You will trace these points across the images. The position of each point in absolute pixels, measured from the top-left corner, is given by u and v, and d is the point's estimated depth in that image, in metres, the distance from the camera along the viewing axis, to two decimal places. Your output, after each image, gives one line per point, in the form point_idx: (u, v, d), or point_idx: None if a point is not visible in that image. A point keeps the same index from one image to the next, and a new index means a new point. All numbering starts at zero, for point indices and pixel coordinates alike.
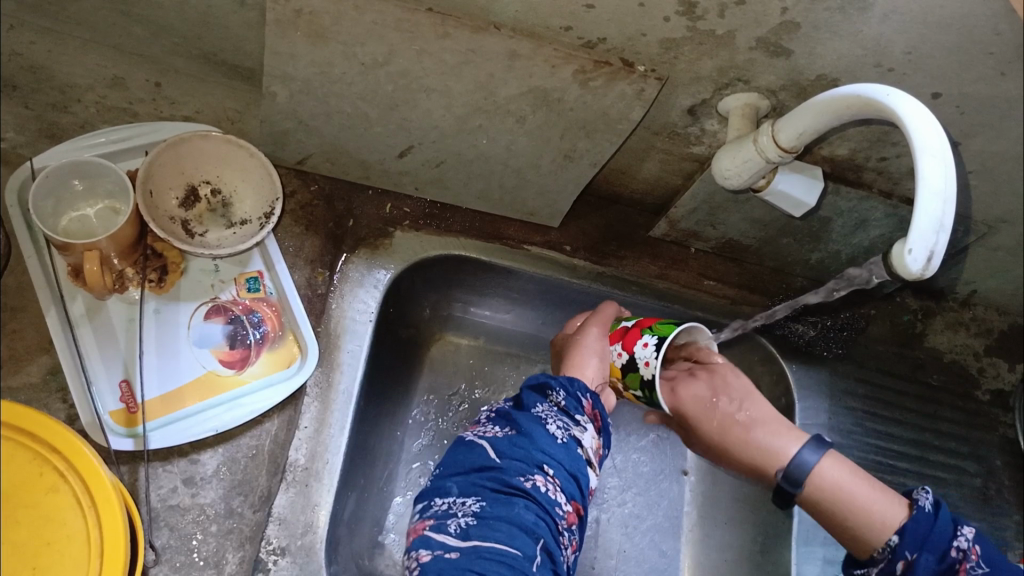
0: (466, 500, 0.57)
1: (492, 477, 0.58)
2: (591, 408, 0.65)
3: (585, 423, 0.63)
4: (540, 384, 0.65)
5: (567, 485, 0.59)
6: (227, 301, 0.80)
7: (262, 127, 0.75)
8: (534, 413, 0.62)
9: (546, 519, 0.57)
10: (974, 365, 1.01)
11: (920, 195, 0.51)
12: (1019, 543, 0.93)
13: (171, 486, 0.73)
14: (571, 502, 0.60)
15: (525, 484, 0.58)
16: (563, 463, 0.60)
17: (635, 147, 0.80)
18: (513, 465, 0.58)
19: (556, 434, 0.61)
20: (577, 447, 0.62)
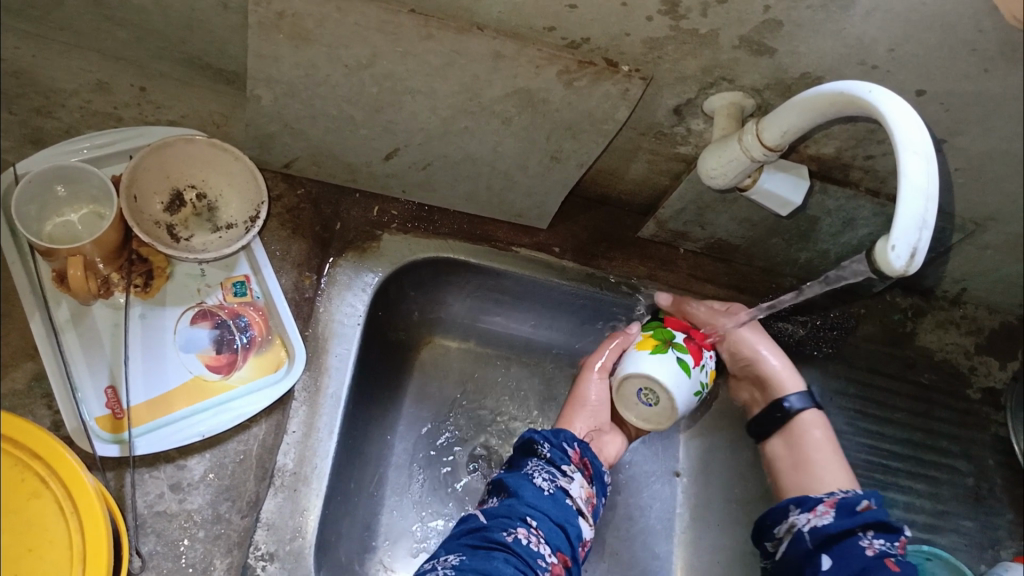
0: (449, 556, 0.62)
1: (478, 537, 0.63)
2: (578, 456, 0.73)
3: (571, 474, 0.70)
4: (528, 442, 0.73)
5: (550, 536, 0.64)
6: (214, 306, 0.79)
7: (248, 130, 0.74)
8: (522, 471, 0.69)
9: (527, 569, 0.60)
10: (964, 363, 1.01)
11: (902, 191, 0.52)
12: (1011, 541, 0.94)
13: (158, 492, 0.73)
14: (556, 554, 0.64)
15: (506, 538, 0.62)
16: (547, 515, 0.66)
17: (622, 148, 0.80)
18: (497, 523, 0.64)
19: (542, 487, 0.68)
20: (564, 497, 0.68)
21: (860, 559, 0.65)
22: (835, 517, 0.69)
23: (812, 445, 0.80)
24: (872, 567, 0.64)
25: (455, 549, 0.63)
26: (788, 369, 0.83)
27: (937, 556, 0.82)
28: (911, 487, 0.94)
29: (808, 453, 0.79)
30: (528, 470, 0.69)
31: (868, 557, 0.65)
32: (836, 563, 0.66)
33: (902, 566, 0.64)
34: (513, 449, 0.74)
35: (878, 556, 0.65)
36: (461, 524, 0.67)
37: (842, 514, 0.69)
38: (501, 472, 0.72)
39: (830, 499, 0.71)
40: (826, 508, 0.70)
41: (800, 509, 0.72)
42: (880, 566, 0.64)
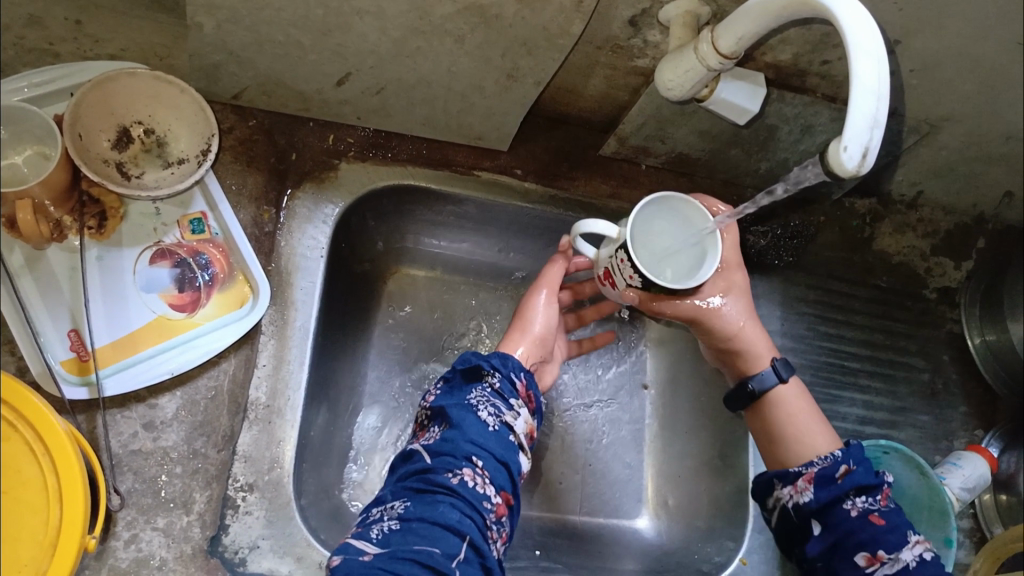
0: (394, 504, 0.60)
1: (422, 478, 0.61)
2: (524, 389, 0.71)
3: (517, 409, 0.68)
4: (475, 368, 0.69)
5: (495, 475, 0.62)
6: (172, 245, 0.77)
7: (192, 60, 0.72)
8: (466, 403, 0.65)
9: (472, 514, 0.59)
10: (921, 265, 1.03)
11: (855, 92, 0.52)
12: (964, 433, 0.98)
13: (132, 432, 0.71)
14: (500, 494, 0.62)
15: (452, 481, 0.60)
16: (491, 453, 0.63)
17: (579, 63, 0.79)
18: (442, 462, 0.61)
19: (487, 422, 0.64)
20: (508, 433, 0.65)
21: (846, 528, 0.65)
22: (816, 494, 0.67)
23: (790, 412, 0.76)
24: (857, 531, 0.64)
25: (400, 494, 0.61)
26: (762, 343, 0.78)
27: (895, 450, 0.85)
28: (869, 386, 0.98)
29: (784, 421, 0.75)
30: (473, 402, 0.66)
31: (852, 522, 0.65)
32: (825, 537, 0.66)
33: (887, 521, 0.64)
34: (457, 372, 0.69)
35: (862, 518, 0.65)
36: (405, 462, 0.64)
37: (822, 487, 0.67)
38: (441, 398, 0.67)
39: (808, 471, 0.68)
40: (805, 485, 0.68)
41: (782, 483, 0.70)
42: (865, 530, 0.64)
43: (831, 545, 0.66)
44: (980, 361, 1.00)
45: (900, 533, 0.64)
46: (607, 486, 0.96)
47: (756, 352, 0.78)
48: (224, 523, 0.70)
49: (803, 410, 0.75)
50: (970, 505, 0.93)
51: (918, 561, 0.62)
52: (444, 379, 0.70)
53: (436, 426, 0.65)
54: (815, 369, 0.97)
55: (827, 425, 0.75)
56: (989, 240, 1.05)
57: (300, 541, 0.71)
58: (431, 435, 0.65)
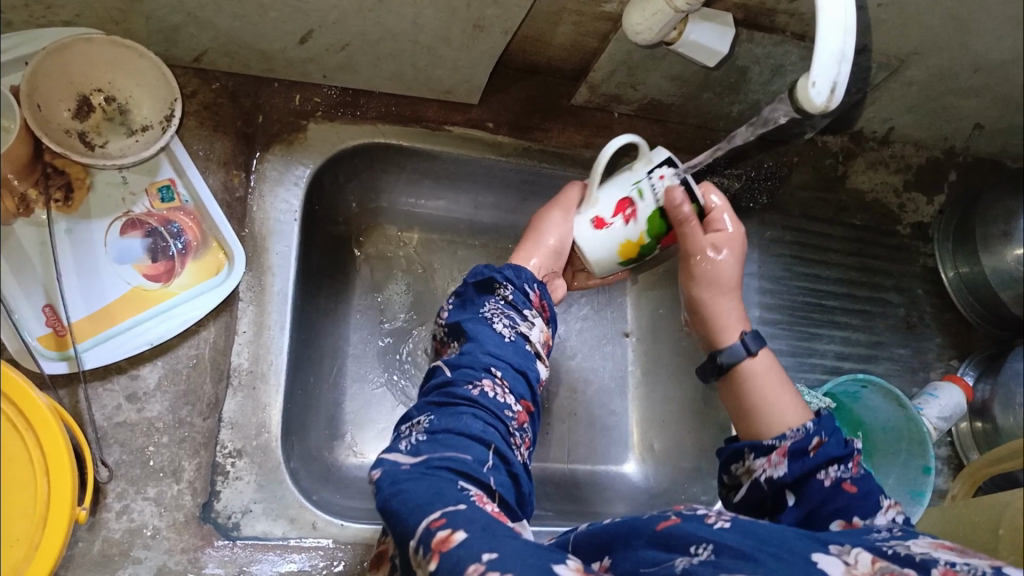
0: (419, 419, 0.61)
1: (443, 392, 0.63)
2: (539, 299, 0.74)
3: (532, 319, 0.72)
4: (487, 281, 0.72)
5: (513, 385, 0.66)
6: (142, 214, 0.75)
7: (149, 24, 0.70)
8: (481, 317, 0.69)
9: (495, 424, 0.61)
10: (894, 201, 1.05)
11: (822, 26, 0.53)
12: (939, 362, 1.01)
13: (115, 404, 0.70)
14: (519, 402, 0.66)
15: (473, 392, 0.62)
16: (509, 364, 0.67)
17: (546, 11, 0.77)
18: (462, 376, 0.64)
19: (502, 333, 0.68)
20: (523, 343, 0.70)
21: (819, 498, 0.63)
22: (790, 467, 0.66)
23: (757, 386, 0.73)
24: (830, 499, 0.63)
25: (424, 410, 0.62)
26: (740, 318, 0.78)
27: (871, 383, 0.85)
28: (847, 323, 1.00)
29: (753, 394, 0.73)
30: (487, 315, 0.70)
31: (827, 491, 0.63)
32: (798, 507, 0.65)
33: (861, 489, 0.63)
34: (469, 285, 0.73)
35: (835, 487, 0.63)
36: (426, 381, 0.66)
37: (797, 460, 0.66)
38: (456, 313, 0.71)
39: (782, 444, 0.67)
40: (780, 458, 0.66)
41: (753, 454, 0.68)
42: (839, 497, 0.63)
43: (805, 516, 0.64)
44: (953, 293, 1.02)
45: (872, 500, 0.62)
46: (593, 434, 0.97)
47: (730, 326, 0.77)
48: (215, 489, 0.71)
49: (772, 384, 0.73)
50: (948, 434, 0.96)
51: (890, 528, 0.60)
52: (455, 295, 0.73)
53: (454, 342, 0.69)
54: (793, 309, 0.98)
55: (795, 396, 0.72)
56: (960, 173, 1.06)
57: (293, 503, 0.72)
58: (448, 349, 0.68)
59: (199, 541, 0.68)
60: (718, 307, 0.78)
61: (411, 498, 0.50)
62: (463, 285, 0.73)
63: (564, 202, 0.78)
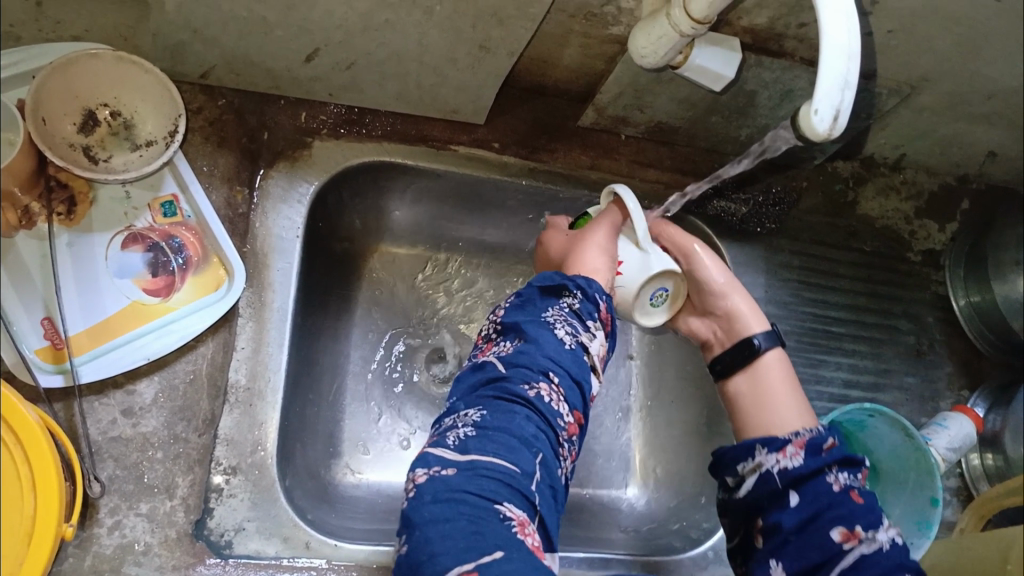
0: (467, 411, 0.57)
1: (496, 387, 0.57)
2: (606, 312, 0.67)
3: (594, 330, 0.64)
4: (556, 285, 0.65)
5: (569, 394, 0.59)
6: (143, 229, 0.75)
7: (156, 40, 0.70)
8: (542, 319, 0.62)
9: (546, 430, 0.57)
10: (905, 229, 1.03)
11: (826, 50, 0.52)
12: (950, 393, 0.99)
13: (111, 418, 0.70)
14: (573, 413, 0.60)
15: (528, 393, 0.57)
16: (568, 371, 0.60)
17: (553, 32, 0.77)
18: (517, 374, 0.58)
19: (563, 340, 0.61)
20: (584, 353, 0.62)
21: (825, 500, 0.62)
22: (805, 459, 0.64)
23: (774, 382, 0.73)
24: (838, 503, 0.61)
25: (473, 402, 0.57)
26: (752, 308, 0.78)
27: (879, 413, 0.84)
28: (855, 350, 0.98)
29: (772, 389, 0.73)
30: (549, 318, 0.63)
31: (833, 494, 0.62)
32: (802, 508, 0.62)
33: (866, 500, 0.62)
34: (534, 287, 0.65)
35: (844, 491, 0.62)
36: (475, 372, 0.60)
37: (812, 454, 0.64)
38: (516, 311, 0.64)
39: (798, 438, 0.66)
40: (796, 450, 0.65)
41: (766, 449, 0.66)
42: (846, 504, 0.61)
43: (807, 517, 0.62)
44: (964, 323, 1.01)
45: (875, 514, 0.62)
46: (591, 457, 0.96)
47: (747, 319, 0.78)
48: (209, 506, 0.71)
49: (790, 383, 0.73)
50: (958, 466, 0.94)
51: (892, 543, 0.60)
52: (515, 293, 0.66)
53: (509, 339, 0.62)
54: (799, 334, 0.96)
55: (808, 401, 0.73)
56: (972, 201, 1.05)
57: (286, 522, 0.72)
58: (502, 347, 0.61)
59: (190, 558, 0.68)
60: (731, 302, 0.78)
61: (452, 531, 0.48)
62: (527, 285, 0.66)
63: (609, 221, 0.74)
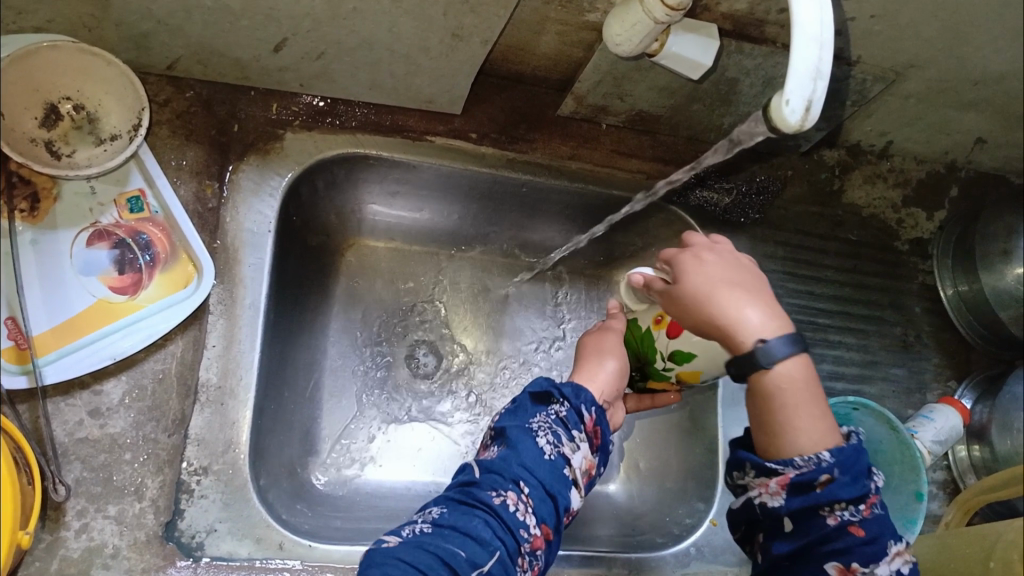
0: (432, 509, 0.59)
1: (466, 492, 0.59)
2: (592, 423, 0.65)
3: (580, 442, 0.63)
4: (546, 391, 0.66)
5: (539, 506, 0.59)
6: (109, 225, 0.73)
7: (118, 31, 0.68)
8: (526, 426, 0.62)
9: (505, 537, 0.56)
10: (892, 217, 1.02)
11: (797, 39, 0.51)
12: (936, 384, 0.97)
13: (77, 419, 0.69)
14: (541, 526, 0.58)
15: (493, 500, 0.57)
16: (540, 482, 0.59)
17: (529, 19, 0.75)
18: (487, 479, 0.59)
19: (544, 451, 0.61)
20: (564, 466, 0.61)
21: (817, 535, 0.58)
22: (788, 500, 0.59)
23: (771, 408, 0.58)
24: (829, 539, 0.58)
25: (442, 501, 0.60)
26: (751, 316, 0.59)
27: (863, 407, 0.83)
28: (839, 342, 0.97)
29: (769, 412, 0.59)
30: (534, 426, 0.63)
31: (825, 532, 0.58)
32: (793, 538, 0.60)
33: (867, 532, 0.58)
34: (526, 393, 0.67)
35: (838, 530, 0.57)
36: (458, 475, 0.63)
37: (797, 495, 0.58)
38: (507, 417, 0.65)
39: (784, 474, 0.58)
40: (778, 488, 0.59)
41: (755, 471, 0.61)
42: (839, 540, 0.58)
43: (800, 548, 0.60)
44: (951, 312, 1.00)
45: (879, 545, 0.58)
46: None
47: (742, 329, 0.59)
48: (180, 507, 0.69)
49: (792, 402, 0.58)
50: (944, 458, 0.93)
51: None
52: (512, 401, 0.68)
53: (495, 444, 0.63)
54: None
55: (820, 418, 0.58)
56: (960, 189, 1.03)
57: (260, 522, 0.71)
58: (488, 452, 0.63)
59: (160, 560, 0.66)
60: (731, 314, 0.60)
61: None
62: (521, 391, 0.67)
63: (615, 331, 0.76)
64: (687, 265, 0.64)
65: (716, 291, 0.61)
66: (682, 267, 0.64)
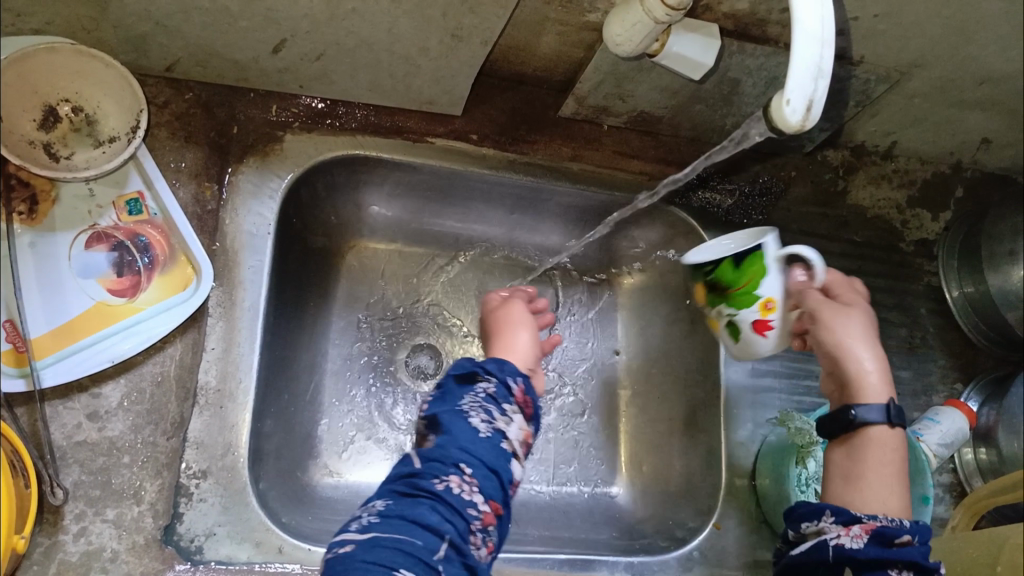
0: (376, 502, 0.58)
1: (409, 483, 0.58)
2: (523, 393, 0.65)
3: (512, 414, 0.63)
4: (470, 369, 0.65)
5: (484, 484, 0.58)
6: (108, 227, 0.73)
7: (116, 33, 0.68)
8: (456, 408, 0.61)
9: (454, 520, 0.56)
10: (897, 218, 1.01)
11: (797, 37, 0.51)
12: (942, 386, 0.97)
13: (75, 422, 0.69)
14: (490, 502, 0.58)
15: (436, 486, 0.57)
16: (481, 460, 0.59)
17: (528, 19, 0.74)
18: (429, 467, 0.58)
19: (478, 429, 0.60)
20: (502, 439, 0.61)
21: None
22: (867, 546, 0.59)
23: (870, 465, 0.65)
24: None
25: (385, 495, 0.58)
26: (877, 379, 0.67)
27: None
28: None
29: (865, 466, 0.65)
30: (465, 406, 0.61)
31: None
32: None
33: None
34: (451, 373, 0.65)
35: None
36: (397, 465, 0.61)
37: (876, 543, 0.59)
38: (435, 399, 0.63)
39: (869, 521, 0.61)
40: (861, 532, 0.60)
41: (834, 518, 0.63)
42: None
43: None
44: (957, 313, 0.99)
45: None
46: (582, 456, 0.95)
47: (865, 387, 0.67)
48: (178, 511, 0.69)
49: (887, 470, 0.64)
50: (950, 461, 0.92)
51: None
52: (437, 382, 0.66)
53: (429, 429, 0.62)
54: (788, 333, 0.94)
55: (903, 494, 0.64)
56: (965, 189, 1.03)
57: (259, 526, 0.70)
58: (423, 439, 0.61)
59: (159, 564, 0.66)
60: (859, 366, 0.67)
61: None
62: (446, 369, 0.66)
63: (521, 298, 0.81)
64: (840, 317, 0.68)
65: (863, 344, 0.68)
66: (863, 310, 0.70)
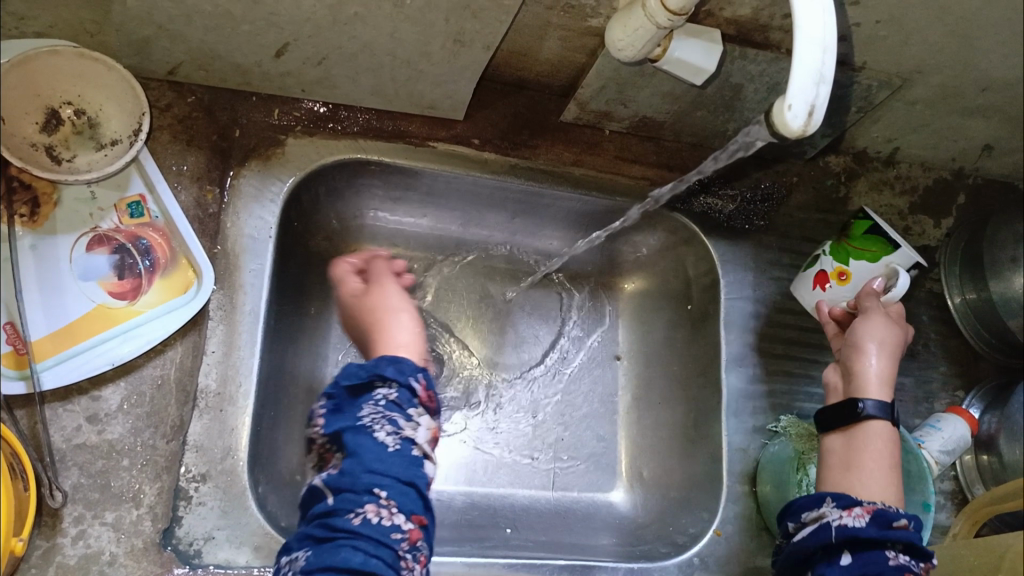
0: (296, 554, 0.58)
1: (325, 525, 0.59)
2: (422, 391, 0.69)
3: (415, 418, 0.66)
4: (364, 382, 0.67)
5: (401, 502, 0.61)
6: (109, 230, 0.73)
7: (118, 37, 0.68)
8: (359, 426, 0.63)
9: (378, 552, 0.57)
10: (899, 224, 1.00)
11: (798, 42, 0.51)
12: (944, 393, 0.96)
13: (75, 425, 0.69)
14: (412, 519, 0.61)
15: (354, 522, 0.58)
16: (392, 476, 0.61)
17: (531, 24, 0.75)
18: (343, 502, 0.59)
19: (386, 444, 0.63)
20: (408, 448, 0.64)
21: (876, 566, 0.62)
22: (867, 525, 0.64)
23: (869, 454, 0.71)
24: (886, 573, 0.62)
25: (305, 540, 0.59)
26: (881, 383, 0.76)
27: None
28: None
29: (864, 453, 0.72)
30: (367, 421, 0.64)
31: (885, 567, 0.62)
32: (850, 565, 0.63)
33: None
34: (341, 389, 0.67)
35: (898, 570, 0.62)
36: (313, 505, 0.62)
37: (875, 524, 0.64)
38: (335, 421, 0.66)
39: (869, 505, 0.66)
40: (862, 513, 0.65)
41: (834, 504, 0.68)
42: None
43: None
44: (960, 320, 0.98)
45: None
46: (583, 461, 0.94)
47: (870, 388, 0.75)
48: (177, 515, 0.68)
49: (882, 462, 0.71)
50: (952, 468, 0.92)
51: None
52: (329, 396, 0.68)
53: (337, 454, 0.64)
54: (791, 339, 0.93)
55: (894, 488, 0.70)
56: (968, 196, 1.02)
57: (257, 530, 0.69)
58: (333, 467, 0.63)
59: (158, 568, 0.66)
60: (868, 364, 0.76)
61: None
62: (336, 386, 0.68)
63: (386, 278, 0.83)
64: (867, 323, 0.78)
65: (882, 354, 0.77)
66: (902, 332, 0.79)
